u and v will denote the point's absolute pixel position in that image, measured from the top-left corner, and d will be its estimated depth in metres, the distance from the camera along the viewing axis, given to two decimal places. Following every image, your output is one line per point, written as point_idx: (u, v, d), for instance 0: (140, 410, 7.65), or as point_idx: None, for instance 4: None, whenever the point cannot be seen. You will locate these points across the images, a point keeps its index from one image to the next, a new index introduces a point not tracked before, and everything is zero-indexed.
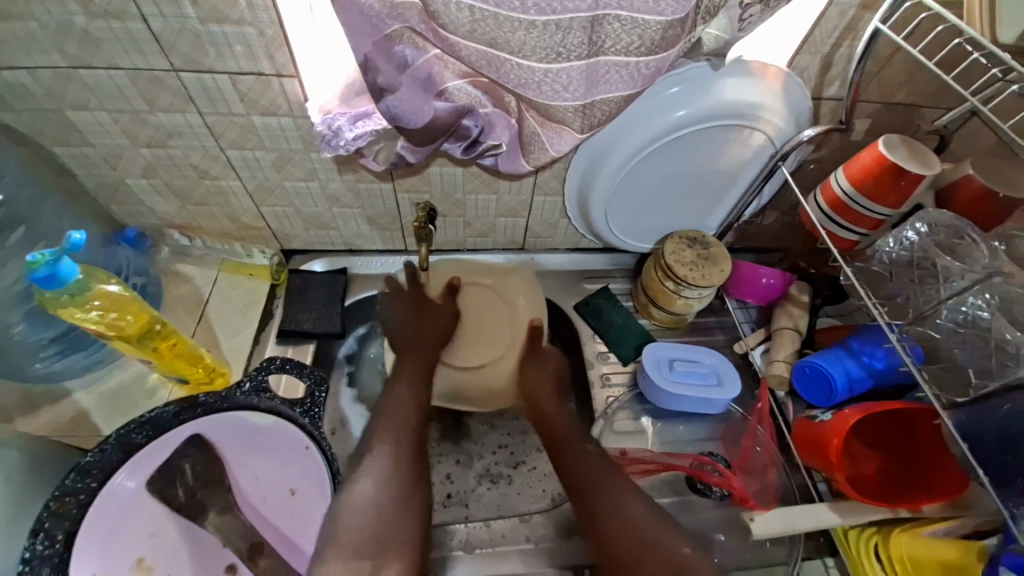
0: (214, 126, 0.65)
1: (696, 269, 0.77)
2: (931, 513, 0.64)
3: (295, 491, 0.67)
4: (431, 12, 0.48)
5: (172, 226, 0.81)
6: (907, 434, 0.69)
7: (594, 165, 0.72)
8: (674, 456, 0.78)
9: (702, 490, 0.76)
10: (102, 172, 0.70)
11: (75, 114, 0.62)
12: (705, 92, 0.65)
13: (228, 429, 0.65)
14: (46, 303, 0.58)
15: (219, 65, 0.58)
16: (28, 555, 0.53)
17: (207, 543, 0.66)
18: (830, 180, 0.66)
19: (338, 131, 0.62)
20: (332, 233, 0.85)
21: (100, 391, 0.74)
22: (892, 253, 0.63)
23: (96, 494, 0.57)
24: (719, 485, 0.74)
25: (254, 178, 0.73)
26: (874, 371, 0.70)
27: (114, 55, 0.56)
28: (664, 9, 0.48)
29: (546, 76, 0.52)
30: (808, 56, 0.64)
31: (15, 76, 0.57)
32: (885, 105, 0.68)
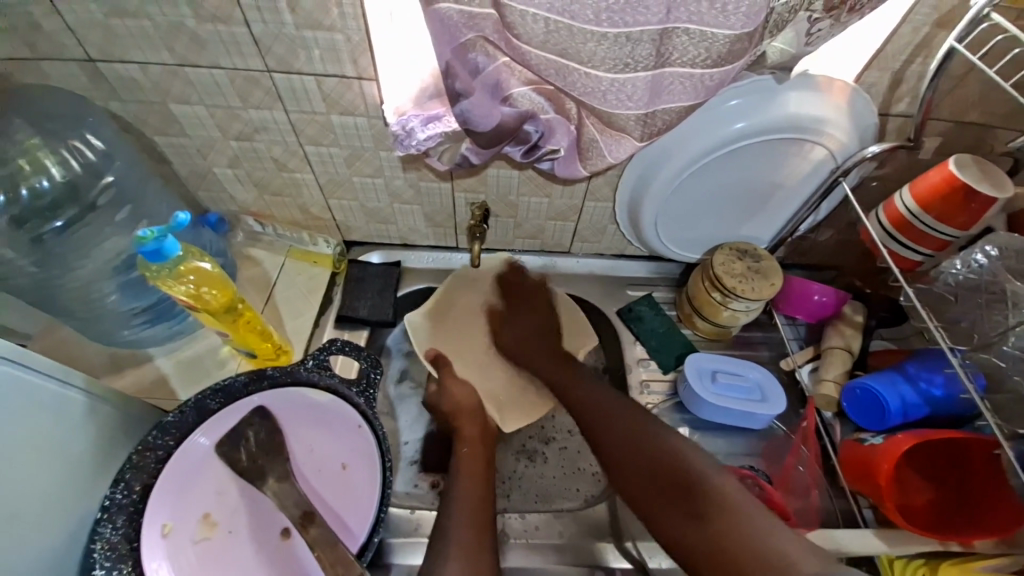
0: (296, 123, 0.71)
1: (744, 282, 0.77)
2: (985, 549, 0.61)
3: (346, 466, 0.70)
4: (506, 23, 0.51)
5: (248, 213, 0.88)
6: (962, 465, 0.66)
7: (649, 173, 0.73)
8: None
9: None
10: (194, 161, 0.78)
11: (177, 107, 0.70)
12: (766, 104, 0.65)
13: (292, 403, 0.71)
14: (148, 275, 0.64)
15: (307, 67, 0.63)
16: (109, 502, 0.61)
17: (263, 505, 0.68)
18: (894, 198, 0.64)
19: (411, 132, 0.67)
20: (390, 227, 0.90)
21: (177, 358, 0.81)
22: (959, 275, 0.61)
23: (171, 453, 0.65)
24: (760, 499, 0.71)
25: (327, 173, 0.79)
26: (932, 399, 0.67)
27: (218, 55, 0.62)
28: (732, 23, 0.49)
29: (612, 86, 0.54)
30: (877, 72, 0.63)
31: (131, 71, 0.65)
32: (957, 124, 0.66)
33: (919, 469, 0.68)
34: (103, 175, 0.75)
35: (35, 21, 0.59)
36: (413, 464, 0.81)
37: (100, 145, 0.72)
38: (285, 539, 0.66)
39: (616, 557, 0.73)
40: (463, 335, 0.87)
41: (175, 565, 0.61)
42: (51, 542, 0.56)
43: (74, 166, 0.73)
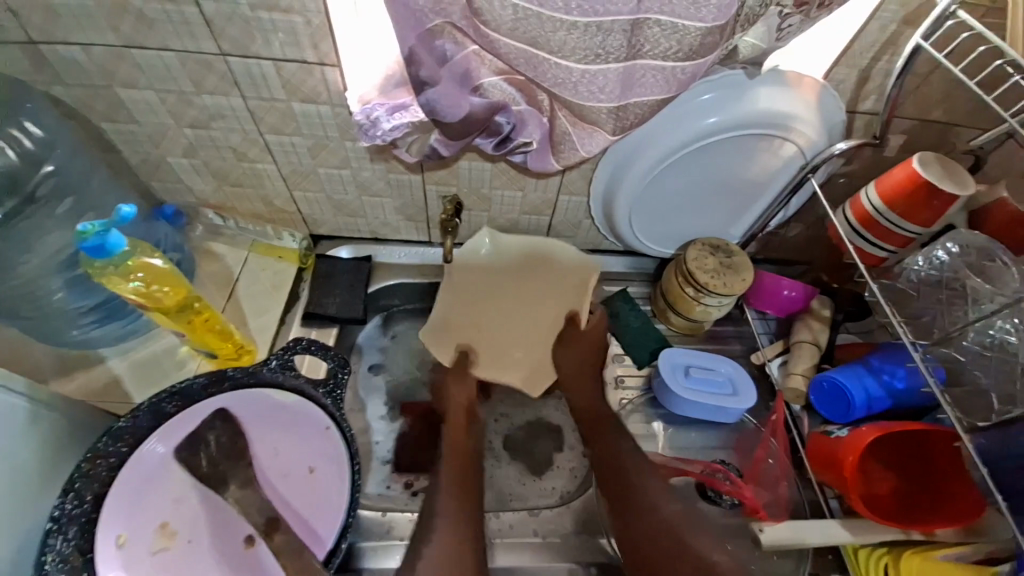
0: (256, 111, 0.67)
1: (717, 277, 0.77)
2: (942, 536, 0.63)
3: (312, 469, 0.67)
4: (474, 9, 0.49)
5: (207, 205, 0.84)
6: (925, 456, 0.68)
7: (622, 167, 0.72)
8: (687, 462, 0.78)
9: (712, 498, 0.75)
10: (146, 149, 0.73)
11: (124, 92, 0.65)
12: (738, 99, 0.65)
13: (255, 406, 0.68)
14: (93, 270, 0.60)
15: (266, 52, 0.60)
16: (58, 513, 0.57)
17: (224, 513, 0.64)
18: (860, 196, 0.65)
19: (376, 121, 0.64)
20: (358, 220, 0.87)
21: (132, 360, 0.76)
22: (921, 272, 0.62)
23: (126, 459, 0.62)
24: (730, 494, 0.74)
25: (290, 163, 0.76)
26: (894, 391, 0.69)
27: (167, 37, 0.58)
28: (704, 15, 0.48)
29: (583, 77, 0.53)
30: (846, 69, 0.63)
31: (70, 51, 0.60)
32: (922, 122, 0.67)
33: (881, 459, 0.69)
34: (43, 163, 0.70)
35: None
36: (385, 463, 0.79)
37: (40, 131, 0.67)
38: (247, 548, 0.63)
39: (591, 553, 0.72)
40: (495, 295, 0.89)
41: None
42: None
43: (10, 155, 0.68)
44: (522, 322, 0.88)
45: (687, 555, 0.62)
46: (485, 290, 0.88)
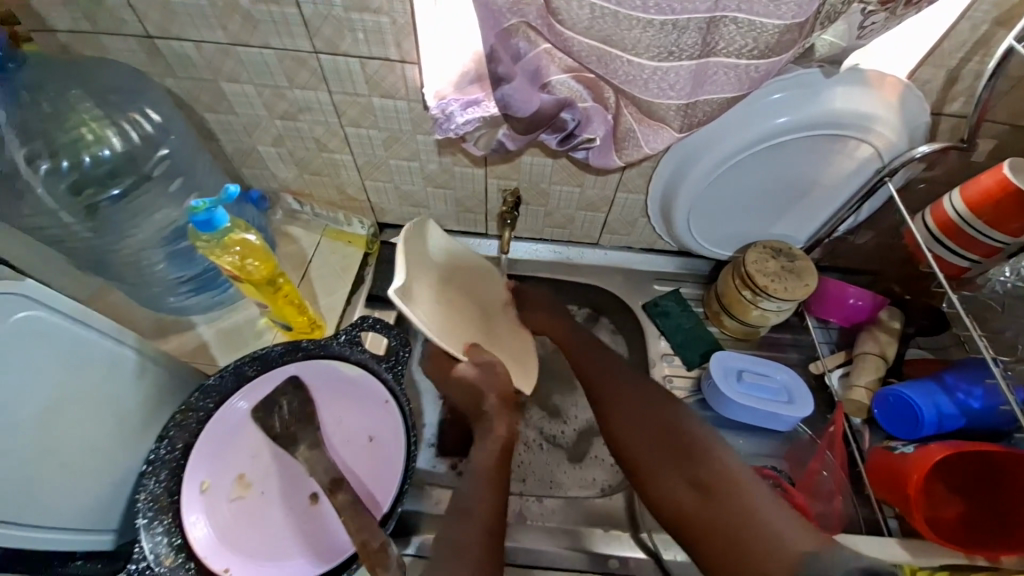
0: (339, 105, 0.73)
1: (777, 281, 0.76)
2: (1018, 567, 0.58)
3: (372, 438, 0.72)
4: (551, 9, 0.52)
5: (287, 191, 0.91)
6: (995, 481, 0.63)
7: (684, 166, 0.72)
8: None
9: None
10: (240, 138, 0.81)
11: (228, 85, 0.72)
12: (812, 99, 0.64)
13: (323, 376, 0.74)
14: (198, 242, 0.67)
15: (354, 49, 0.65)
16: (153, 457, 0.65)
17: (295, 472, 0.70)
18: (943, 201, 0.62)
19: (450, 116, 0.67)
20: (422, 211, 0.92)
21: (217, 327, 0.85)
22: (1008, 283, 0.60)
23: (212, 415, 0.69)
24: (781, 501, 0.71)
25: (364, 154, 0.81)
26: (969, 411, 0.65)
27: (269, 36, 0.64)
28: (783, 13, 0.48)
29: (654, 75, 0.54)
30: (933, 69, 0.61)
31: (186, 48, 0.67)
32: (1016, 126, 0.63)
33: (948, 481, 0.65)
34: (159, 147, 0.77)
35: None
36: (430, 446, 0.83)
37: (157, 118, 0.74)
38: (313, 504, 0.68)
39: (631, 547, 0.73)
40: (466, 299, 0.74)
41: (212, 522, 0.64)
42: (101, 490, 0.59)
43: (133, 138, 0.75)
44: (490, 338, 0.74)
45: (720, 523, 0.54)
46: (460, 287, 0.74)
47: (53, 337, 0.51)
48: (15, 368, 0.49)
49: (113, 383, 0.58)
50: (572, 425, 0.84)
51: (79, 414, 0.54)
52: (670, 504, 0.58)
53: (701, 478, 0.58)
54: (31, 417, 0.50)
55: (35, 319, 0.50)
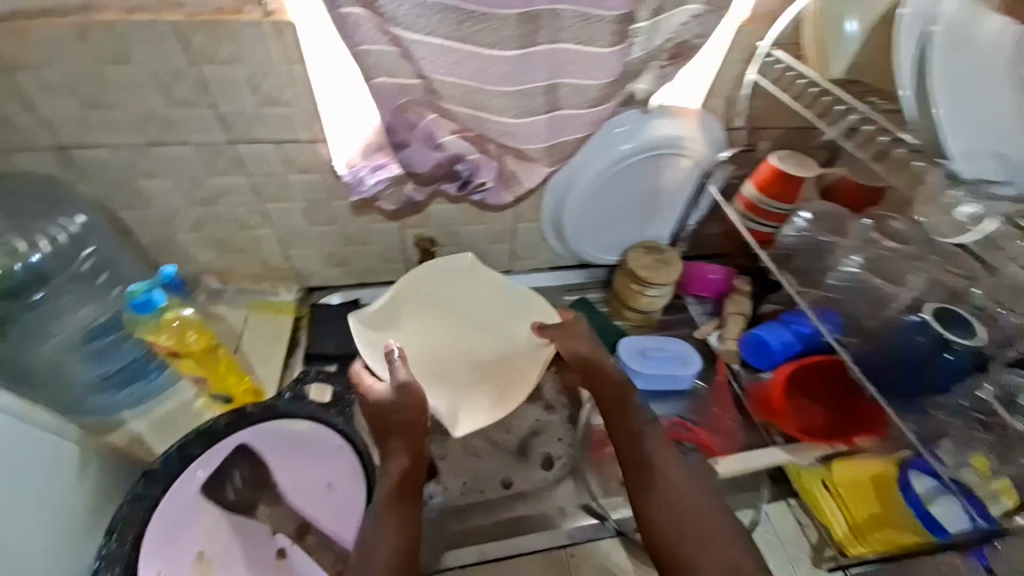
0: (257, 184, 0.81)
1: (652, 271, 0.94)
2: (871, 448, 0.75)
3: (331, 485, 0.74)
4: (433, 89, 0.67)
5: (209, 273, 0.95)
6: (841, 388, 0.79)
7: (563, 193, 0.90)
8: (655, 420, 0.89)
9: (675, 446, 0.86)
10: (158, 229, 0.85)
11: (144, 181, 0.78)
12: (641, 131, 0.84)
13: (270, 439, 0.74)
14: (133, 324, 0.69)
15: (268, 136, 0.75)
16: (104, 553, 0.62)
17: (256, 534, 0.72)
18: (742, 190, 0.82)
19: (361, 180, 0.78)
20: (347, 270, 1.00)
21: (152, 417, 0.83)
22: (792, 238, 0.80)
23: (159, 500, 0.66)
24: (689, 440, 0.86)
25: (286, 226, 0.89)
26: (803, 336, 0.84)
27: (186, 134, 0.73)
28: (598, 77, 0.67)
29: (520, 128, 0.71)
30: (715, 99, 0.85)
31: (101, 153, 0.73)
32: (783, 130, 0.87)
33: (811, 397, 0.81)
34: (86, 245, 0.80)
35: (6, 116, 0.67)
36: None
37: (78, 227, 0.79)
38: (282, 559, 0.72)
39: (584, 516, 0.82)
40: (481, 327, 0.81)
41: None
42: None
43: (60, 241, 0.78)
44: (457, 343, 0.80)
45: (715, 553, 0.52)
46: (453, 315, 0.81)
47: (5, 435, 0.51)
48: None
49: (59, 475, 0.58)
50: (516, 433, 0.89)
51: (29, 515, 0.54)
52: (647, 461, 0.61)
53: (683, 509, 0.56)
54: None
55: None
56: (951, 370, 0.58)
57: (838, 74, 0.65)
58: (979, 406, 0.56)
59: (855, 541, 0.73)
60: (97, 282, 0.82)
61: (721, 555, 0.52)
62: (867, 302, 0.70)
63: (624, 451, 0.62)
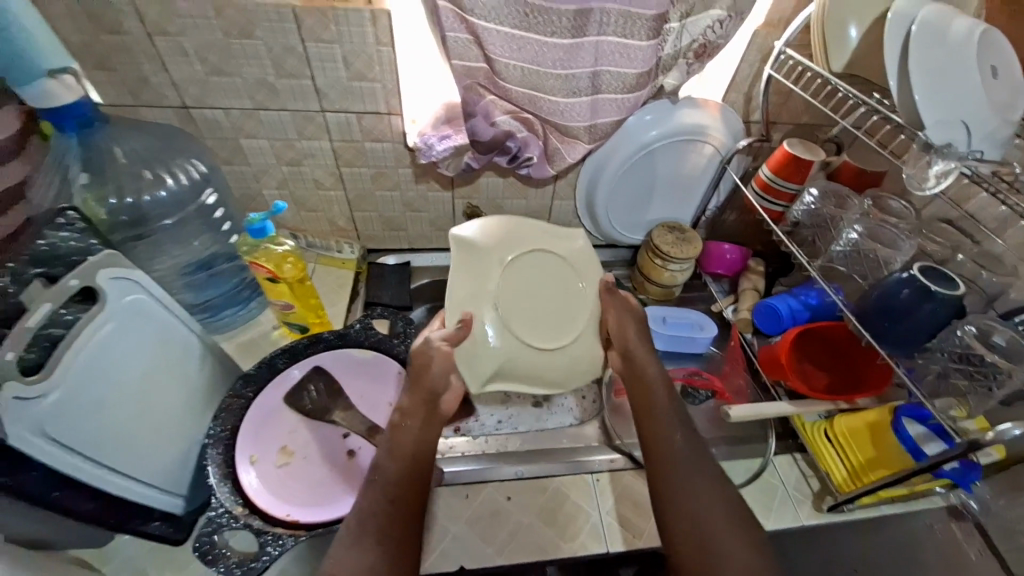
0: (337, 150, 0.95)
1: (675, 248, 1.05)
2: (870, 402, 0.83)
3: (391, 403, 0.89)
4: (496, 71, 0.79)
5: (285, 228, 1.10)
6: (844, 353, 0.91)
7: (596, 174, 1.02)
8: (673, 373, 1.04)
9: (691, 395, 0.99)
10: (248, 184, 0.99)
11: (246, 141, 0.92)
12: (668, 119, 0.96)
13: (342, 361, 0.89)
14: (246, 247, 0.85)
15: (353, 107, 0.89)
16: (212, 432, 0.77)
17: (329, 438, 0.86)
18: (759, 172, 0.93)
19: (431, 145, 0.91)
20: (401, 234, 1.14)
21: (235, 341, 0.97)
22: (802, 213, 0.89)
23: (250, 403, 0.81)
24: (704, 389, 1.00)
25: (355, 189, 1.03)
26: (811, 306, 0.94)
27: (286, 101, 0.87)
28: (635, 64, 0.79)
29: (567, 107, 0.84)
30: (735, 94, 0.96)
31: (215, 114, 0.87)
32: (796, 124, 0.99)
33: (816, 360, 0.92)
34: (206, 190, 0.91)
35: (145, 76, 0.81)
36: None
37: (205, 168, 0.90)
38: (350, 457, 0.84)
39: (608, 451, 0.91)
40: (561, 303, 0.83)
41: (264, 481, 0.76)
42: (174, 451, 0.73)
43: (184, 183, 0.88)
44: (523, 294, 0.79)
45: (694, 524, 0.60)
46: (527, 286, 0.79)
47: (150, 317, 0.68)
48: (134, 339, 0.66)
49: (183, 358, 0.74)
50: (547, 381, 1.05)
51: (168, 382, 0.72)
52: (662, 441, 0.67)
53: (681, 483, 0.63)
54: (137, 378, 0.66)
55: (139, 300, 0.67)
56: (932, 315, 0.67)
57: (839, 68, 0.75)
58: (961, 345, 0.65)
59: (853, 482, 0.81)
60: (214, 217, 0.94)
61: (705, 532, 0.59)
62: (859, 265, 0.80)
63: (648, 432, 0.69)
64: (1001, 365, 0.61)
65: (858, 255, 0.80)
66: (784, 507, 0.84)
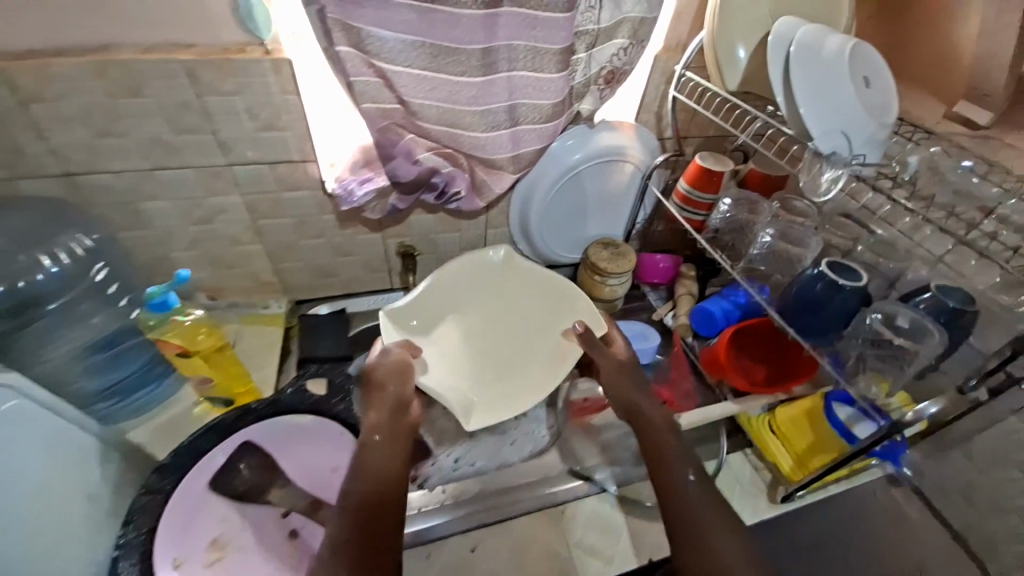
0: (250, 203, 0.89)
1: (610, 263, 1.08)
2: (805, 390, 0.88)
3: (336, 468, 0.82)
4: (412, 111, 0.78)
5: (201, 290, 1.01)
6: (776, 346, 0.94)
7: (527, 201, 1.04)
8: None
9: None
10: (153, 249, 0.91)
11: (145, 204, 0.84)
12: (589, 142, 0.99)
13: (278, 431, 0.84)
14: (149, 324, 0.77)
15: (264, 158, 0.84)
16: (122, 541, 0.71)
17: (267, 519, 0.78)
18: (676, 186, 0.98)
19: (351, 191, 0.89)
20: (333, 281, 1.09)
21: (153, 424, 0.88)
22: (720, 222, 0.95)
23: (170, 496, 0.75)
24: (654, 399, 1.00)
25: (277, 240, 0.97)
26: (741, 305, 0.98)
27: (187, 158, 0.80)
28: (548, 95, 0.80)
29: (488, 141, 0.84)
30: (646, 114, 1.01)
31: (106, 178, 0.79)
32: (705, 137, 1.05)
33: (753, 356, 0.96)
34: (94, 264, 0.85)
35: (18, 146, 0.72)
36: None
37: (89, 243, 0.83)
38: (293, 539, 0.76)
39: (569, 479, 0.90)
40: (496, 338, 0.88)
41: None
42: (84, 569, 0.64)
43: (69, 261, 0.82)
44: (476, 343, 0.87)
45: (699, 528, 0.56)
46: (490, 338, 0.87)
47: None
48: None
49: None
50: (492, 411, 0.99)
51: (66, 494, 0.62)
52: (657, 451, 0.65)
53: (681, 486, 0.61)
54: None
55: None
56: (845, 305, 0.72)
57: (733, 86, 0.81)
58: (871, 332, 0.71)
59: (798, 471, 0.85)
60: (107, 294, 0.87)
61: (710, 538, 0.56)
62: (778, 264, 0.86)
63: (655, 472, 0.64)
64: (906, 345, 0.67)
65: (774, 256, 0.86)
66: (741, 505, 0.87)
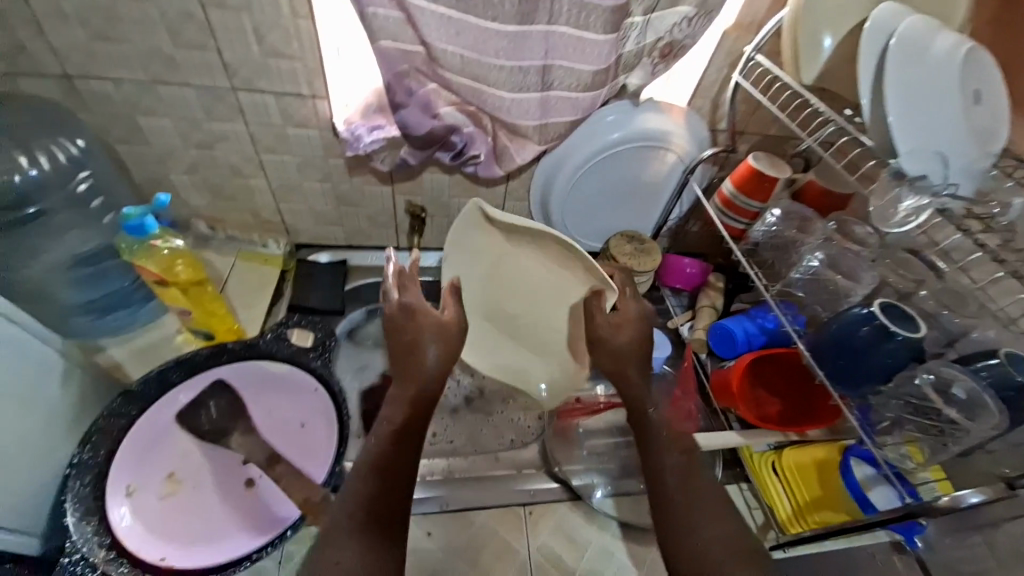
0: (254, 133, 0.83)
1: (633, 259, 0.98)
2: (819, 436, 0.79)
3: (304, 424, 0.79)
4: (434, 57, 0.69)
5: (199, 217, 0.97)
6: (799, 381, 0.85)
7: (551, 177, 0.94)
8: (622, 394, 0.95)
9: None
10: (152, 168, 0.86)
11: (144, 119, 0.79)
12: (630, 122, 0.88)
13: (249, 376, 0.78)
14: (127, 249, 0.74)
15: (271, 86, 0.77)
16: (77, 460, 0.67)
17: (226, 462, 0.76)
18: (721, 187, 0.86)
19: (358, 137, 0.81)
20: (336, 230, 1.03)
21: (131, 346, 0.86)
22: (764, 234, 0.84)
23: (135, 422, 0.71)
24: None
25: (279, 178, 0.91)
26: (767, 330, 0.89)
27: (189, 75, 0.74)
28: (590, 60, 0.70)
29: (514, 103, 0.74)
30: (701, 99, 0.89)
31: (103, 85, 0.74)
32: (764, 135, 0.93)
33: (770, 387, 0.87)
34: (78, 173, 0.80)
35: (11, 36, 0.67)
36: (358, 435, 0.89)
37: (75, 151, 0.79)
38: (250, 487, 0.74)
39: (545, 480, 0.84)
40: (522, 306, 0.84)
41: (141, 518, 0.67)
42: (30, 487, 0.63)
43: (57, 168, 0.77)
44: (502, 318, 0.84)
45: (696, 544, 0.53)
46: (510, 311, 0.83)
47: None
48: None
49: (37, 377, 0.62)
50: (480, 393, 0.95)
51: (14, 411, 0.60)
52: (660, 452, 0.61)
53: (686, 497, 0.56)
54: None
55: None
56: (891, 356, 0.62)
57: (808, 81, 0.68)
58: (916, 395, 0.60)
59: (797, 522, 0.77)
60: (91, 207, 0.83)
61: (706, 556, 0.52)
62: (819, 294, 0.75)
63: (654, 470, 0.60)
64: (959, 421, 0.56)
65: (817, 283, 0.75)
66: None
